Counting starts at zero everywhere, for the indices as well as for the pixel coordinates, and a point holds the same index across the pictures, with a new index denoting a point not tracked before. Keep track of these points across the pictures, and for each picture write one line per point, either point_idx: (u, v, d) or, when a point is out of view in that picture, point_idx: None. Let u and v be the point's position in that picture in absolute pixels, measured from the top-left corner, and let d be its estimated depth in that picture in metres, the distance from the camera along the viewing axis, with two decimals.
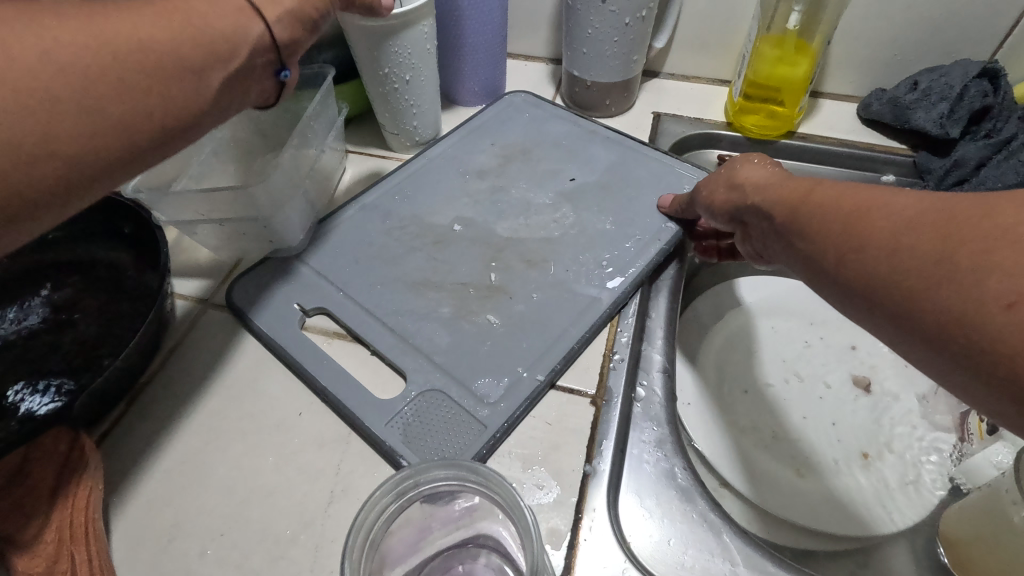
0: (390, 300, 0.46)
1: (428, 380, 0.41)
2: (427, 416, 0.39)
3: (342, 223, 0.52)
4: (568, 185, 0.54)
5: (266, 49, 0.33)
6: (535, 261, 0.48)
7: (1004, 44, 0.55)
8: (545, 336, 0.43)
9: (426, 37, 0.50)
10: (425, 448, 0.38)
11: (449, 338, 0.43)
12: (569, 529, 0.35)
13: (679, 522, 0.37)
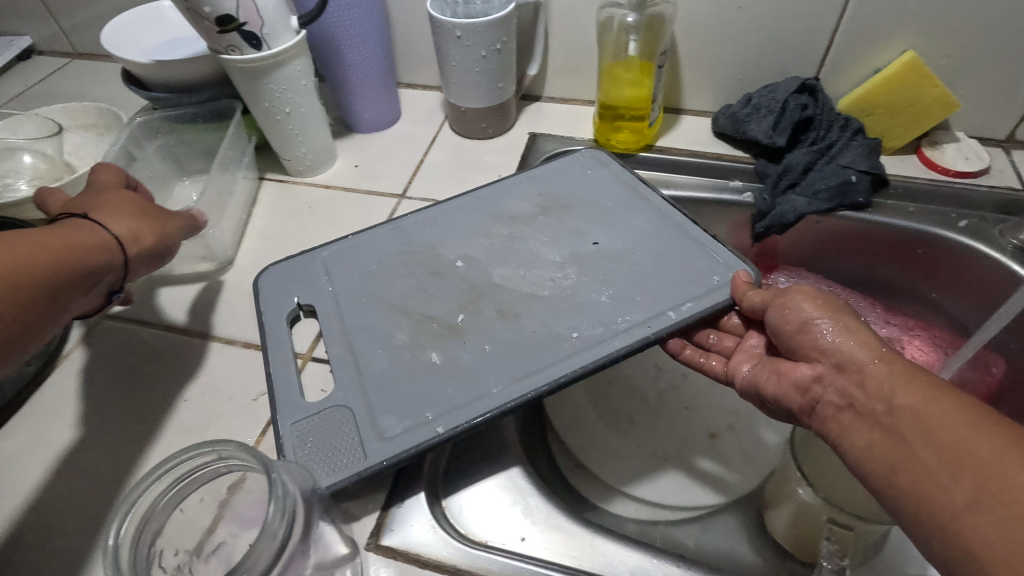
0: (366, 340, 0.46)
1: (346, 398, 0.42)
2: (324, 431, 0.40)
3: (352, 250, 0.53)
4: (583, 249, 0.52)
5: (114, 271, 0.38)
6: (507, 316, 0.46)
7: (824, 63, 0.62)
8: (470, 396, 0.41)
9: (301, 74, 0.57)
10: (311, 456, 0.39)
11: (391, 366, 0.44)
12: (387, 493, 0.40)
13: (491, 487, 0.42)
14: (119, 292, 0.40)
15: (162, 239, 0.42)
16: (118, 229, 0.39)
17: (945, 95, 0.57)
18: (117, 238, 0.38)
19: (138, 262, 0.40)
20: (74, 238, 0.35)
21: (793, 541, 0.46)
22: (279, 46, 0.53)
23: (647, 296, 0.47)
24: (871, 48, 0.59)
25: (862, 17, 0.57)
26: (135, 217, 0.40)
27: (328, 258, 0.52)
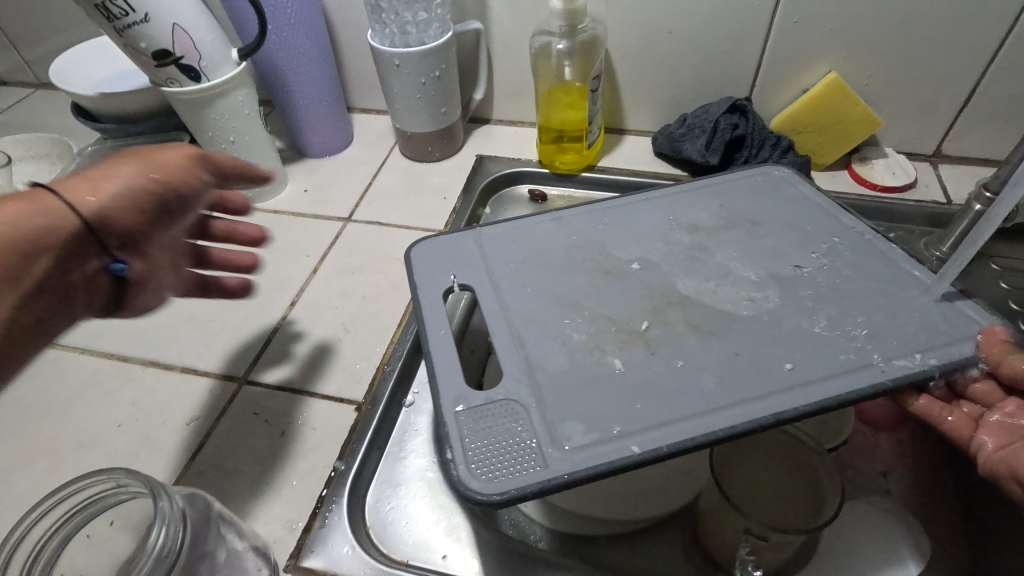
0: (539, 338, 0.41)
1: (516, 389, 0.37)
2: (497, 428, 0.36)
3: (511, 236, 0.49)
4: (823, 268, 0.44)
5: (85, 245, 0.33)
6: (702, 332, 0.40)
7: (756, 84, 0.64)
8: (699, 407, 0.35)
9: (244, 104, 0.58)
10: (480, 453, 0.34)
11: (567, 369, 0.39)
12: (307, 515, 0.40)
13: (413, 506, 0.43)
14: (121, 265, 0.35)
15: (156, 196, 0.35)
16: (83, 198, 0.32)
17: (866, 113, 0.60)
18: (71, 205, 0.32)
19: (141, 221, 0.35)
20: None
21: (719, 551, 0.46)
22: (219, 77, 0.55)
23: (889, 322, 0.40)
24: (797, 69, 0.61)
25: (785, 40, 0.59)
26: (129, 175, 0.34)
27: (488, 236, 0.50)
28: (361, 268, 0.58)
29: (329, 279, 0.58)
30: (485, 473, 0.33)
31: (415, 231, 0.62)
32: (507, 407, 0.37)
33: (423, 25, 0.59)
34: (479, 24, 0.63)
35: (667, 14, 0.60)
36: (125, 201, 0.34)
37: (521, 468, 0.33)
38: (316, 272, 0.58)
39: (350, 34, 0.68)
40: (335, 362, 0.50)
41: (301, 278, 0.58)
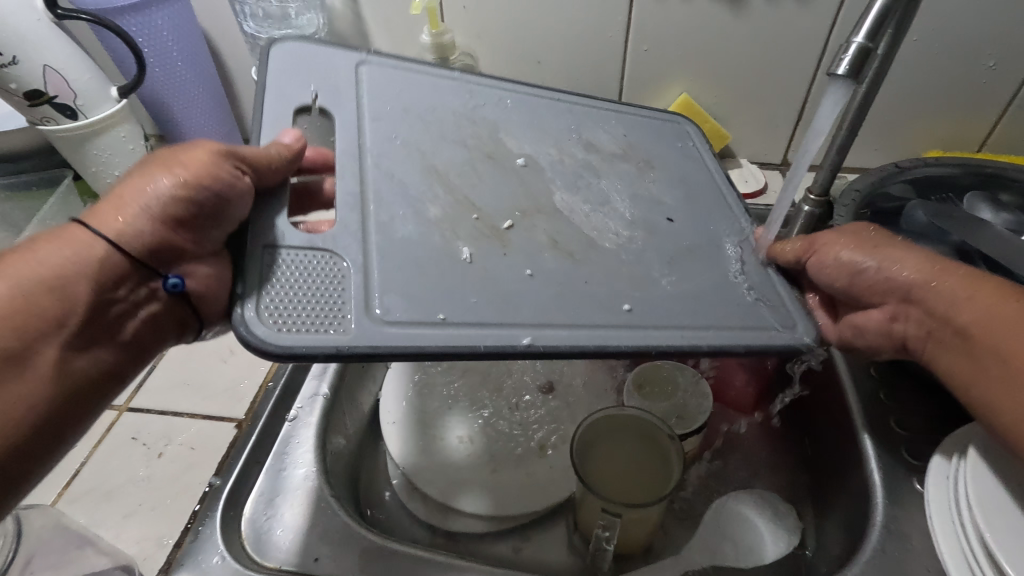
0: (389, 213, 0.39)
1: (345, 244, 0.36)
2: (309, 281, 0.34)
3: (391, 88, 0.47)
4: (692, 234, 0.45)
5: (131, 272, 0.35)
6: (559, 249, 0.41)
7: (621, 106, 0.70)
8: (543, 317, 0.36)
9: (127, 139, 0.60)
10: (279, 300, 0.32)
11: (414, 241, 0.38)
12: (180, 531, 0.43)
13: (289, 514, 0.45)
14: (174, 278, 0.35)
15: (190, 201, 0.35)
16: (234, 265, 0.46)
17: (715, 128, 0.67)
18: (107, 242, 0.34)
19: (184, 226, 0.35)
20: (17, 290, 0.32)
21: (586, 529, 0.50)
22: (99, 114, 0.56)
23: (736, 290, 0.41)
24: (654, 92, 0.68)
25: (641, 66, 0.66)
26: (157, 191, 0.34)
27: (375, 73, 0.47)
28: None
29: None
30: (287, 324, 0.31)
31: None
32: (328, 261, 0.35)
33: None
34: None
35: (534, 46, 0.65)
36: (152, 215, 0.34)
37: (322, 327, 0.32)
38: None
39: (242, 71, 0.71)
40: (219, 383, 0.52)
41: None
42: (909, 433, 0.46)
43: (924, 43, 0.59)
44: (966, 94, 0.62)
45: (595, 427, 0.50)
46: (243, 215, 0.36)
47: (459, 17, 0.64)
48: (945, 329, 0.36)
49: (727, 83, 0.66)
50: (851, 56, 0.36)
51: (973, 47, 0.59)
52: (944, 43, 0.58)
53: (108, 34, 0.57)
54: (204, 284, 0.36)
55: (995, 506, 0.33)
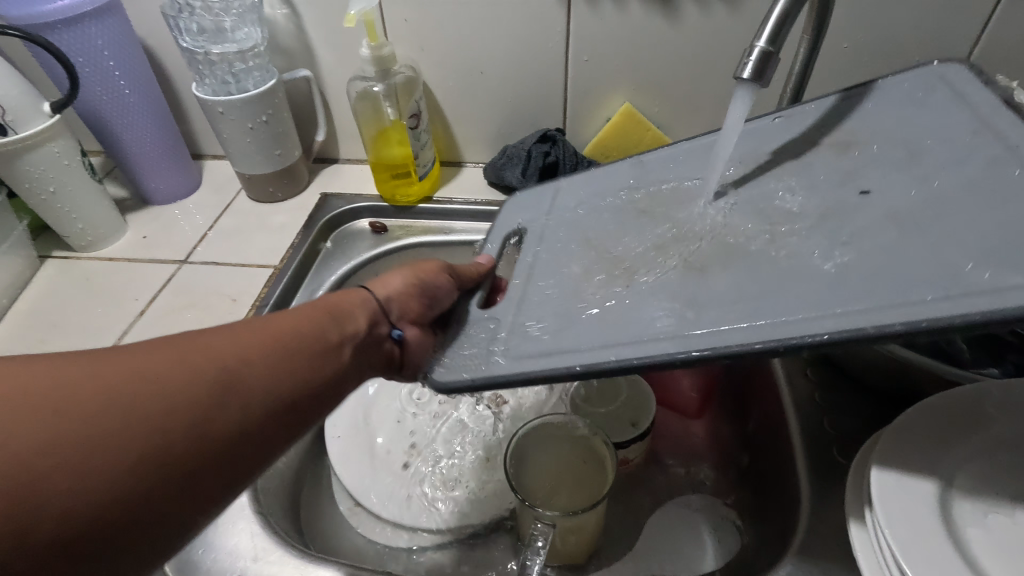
0: (546, 280, 0.42)
1: (500, 309, 0.41)
2: (474, 334, 0.41)
3: (581, 178, 0.50)
4: (902, 198, 0.33)
5: (381, 319, 0.41)
6: (691, 269, 0.35)
7: (566, 117, 0.70)
8: (649, 334, 0.32)
9: (62, 154, 0.59)
10: (449, 357, 0.40)
11: (557, 300, 0.40)
12: None
13: (211, 532, 0.44)
14: (398, 329, 0.41)
15: (413, 295, 0.42)
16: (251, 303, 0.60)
17: (658, 136, 0.68)
18: (372, 297, 0.41)
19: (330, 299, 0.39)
20: (303, 322, 0.35)
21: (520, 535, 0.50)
22: (29, 129, 0.56)
23: (956, 252, 0.28)
24: (596, 102, 0.68)
25: (582, 75, 0.66)
26: (399, 281, 0.43)
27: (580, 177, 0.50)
28: (191, 307, 0.60)
29: (155, 320, 0.58)
30: (455, 363, 0.39)
31: (252, 269, 0.64)
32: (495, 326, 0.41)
33: (242, 75, 0.63)
34: (307, 71, 0.67)
35: (477, 57, 0.66)
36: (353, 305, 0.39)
37: (467, 362, 0.38)
38: (144, 314, 0.59)
39: (186, 84, 0.70)
40: None
41: (125, 322, 0.58)
42: (839, 431, 0.47)
43: (854, 49, 0.60)
44: None
45: (538, 436, 0.49)
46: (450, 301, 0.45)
47: (401, 28, 0.64)
48: None
49: (668, 92, 0.67)
50: (755, 60, 0.36)
51: (899, 54, 0.60)
52: (872, 48, 0.60)
53: (40, 50, 0.56)
54: (416, 339, 0.42)
55: (917, 550, 0.30)
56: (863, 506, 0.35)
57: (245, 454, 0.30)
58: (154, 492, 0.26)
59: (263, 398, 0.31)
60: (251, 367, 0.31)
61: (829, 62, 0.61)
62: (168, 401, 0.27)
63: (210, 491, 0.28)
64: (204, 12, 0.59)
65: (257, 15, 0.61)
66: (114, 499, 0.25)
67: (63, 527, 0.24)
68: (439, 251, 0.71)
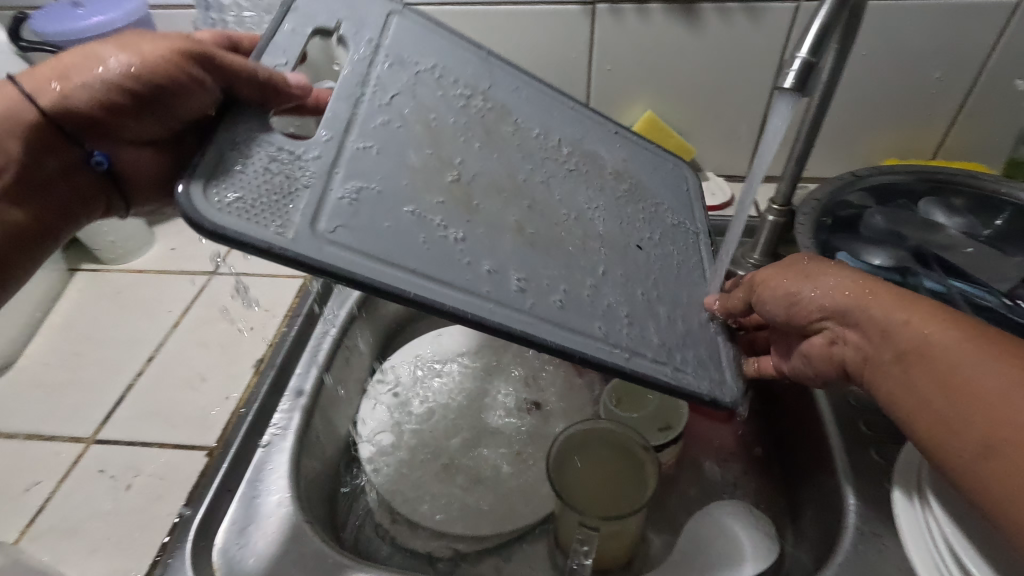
0: (368, 135, 0.37)
1: (324, 150, 0.35)
2: (257, 182, 0.32)
3: (433, 46, 0.46)
4: (639, 262, 0.44)
5: (63, 142, 0.40)
6: (523, 236, 0.39)
7: None
8: (588, 328, 0.36)
9: None
10: (240, 185, 0.31)
11: (387, 190, 0.35)
12: (150, 564, 0.42)
13: (262, 542, 0.44)
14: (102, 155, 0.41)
15: (131, 88, 0.38)
16: (50, 92, 0.38)
17: (681, 144, 0.69)
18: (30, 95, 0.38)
19: (124, 123, 0.40)
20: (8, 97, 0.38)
21: (564, 542, 0.50)
22: None
23: (681, 341, 0.40)
24: (618, 110, 0.69)
25: (605, 84, 0.67)
26: (110, 64, 0.37)
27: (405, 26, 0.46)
28: (223, 319, 0.60)
29: (189, 331, 0.59)
30: (216, 225, 0.28)
31: (281, 279, 0.65)
32: (281, 203, 0.31)
33: None
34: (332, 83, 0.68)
35: None
36: (88, 93, 0.38)
37: (262, 222, 0.30)
38: (178, 325, 0.59)
39: None
40: (189, 411, 0.51)
41: (160, 333, 0.59)
42: (876, 433, 0.48)
43: (873, 57, 0.61)
44: (918, 104, 0.64)
45: (577, 442, 0.50)
46: (196, 106, 0.39)
47: None
48: (882, 351, 0.34)
49: (689, 99, 0.68)
50: (796, 71, 0.38)
51: (917, 59, 0.61)
52: (892, 55, 0.61)
53: None
54: (95, 173, 0.42)
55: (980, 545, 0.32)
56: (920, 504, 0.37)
57: None
58: None
59: None
60: None
61: (849, 69, 0.63)
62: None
63: None
64: (236, 26, 0.60)
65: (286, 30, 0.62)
66: None
67: None
68: None
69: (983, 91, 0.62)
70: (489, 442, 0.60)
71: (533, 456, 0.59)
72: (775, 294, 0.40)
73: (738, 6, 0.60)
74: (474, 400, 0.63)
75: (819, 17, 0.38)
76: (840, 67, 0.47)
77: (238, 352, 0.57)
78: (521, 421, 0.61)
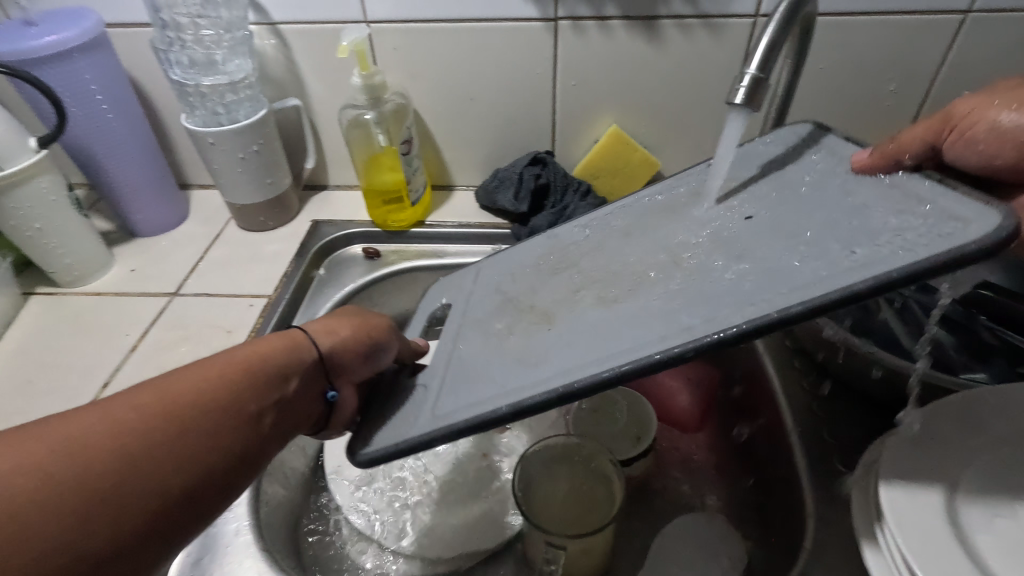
0: (467, 331, 0.43)
1: (426, 377, 0.41)
2: (396, 409, 0.40)
3: (498, 259, 0.50)
4: (785, 216, 0.35)
5: (311, 376, 0.39)
6: (608, 300, 0.37)
7: (555, 140, 0.72)
8: (722, 310, 0.30)
9: (49, 190, 0.58)
10: (381, 436, 0.38)
11: (467, 355, 0.40)
12: None
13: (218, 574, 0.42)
14: (332, 391, 0.40)
15: (350, 348, 0.41)
16: (311, 346, 0.39)
17: (646, 157, 0.70)
18: (312, 341, 0.40)
19: (353, 364, 0.42)
20: (221, 368, 0.33)
21: (532, 562, 0.49)
22: (14, 166, 0.55)
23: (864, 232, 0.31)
24: (584, 124, 0.70)
25: (570, 100, 0.68)
26: (331, 339, 0.40)
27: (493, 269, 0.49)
28: (183, 342, 0.59)
29: (148, 355, 0.57)
30: (394, 447, 0.35)
31: (245, 299, 0.63)
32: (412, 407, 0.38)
33: (232, 106, 0.62)
34: (297, 101, 0.68)
35: (466, 83, 0.67)
36: (349, 347, 0.41)
37: (409, 427, 0.36)
38: (136, 349, 0.58)
39: (173, 115, 0.70)
40: None
41: (118, 358, 0.57)
42: (840, 441, 0.48)
43: (830, 71, 0.63)
44: (874, 116, 0.66)
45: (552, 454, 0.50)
46: (383, 359, 0.44)
47: (390, 58, 0.65)
48: None
49: (653, 114, 0.69)
50: (746, 86, 0.38)
51: (872, 72, 0.63)
52: (847, 69, 0.63)
53: (26, 85, 0.55)
54: (344, 414, 0.41)
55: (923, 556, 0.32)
56: (874, 524, 0.35)
57: (136, 532, 0.27)
58: (98, 515, 0.26)
59: (194, 459, 0.29)
60: (175, 414, 0.30)
61: (807, 84, 0.64)
62: (83, 490, 0.25)
63: (149, 557, 0.27)
64: (195, 44, 0.60)
65: (247, 48, 0.62)
66: (74, 505, 0.25)
67: (83, 516, 0.25)
68: (434, 275, 0.71)
69: (936, 103, 0.64)
70: (458, 458, 0.59)
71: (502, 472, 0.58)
72: (991, 131, 0.36)
73: (697, 21, 0.61)
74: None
75: (767, 34, 0.39)
76: (792, 82, 0.48)
77: None
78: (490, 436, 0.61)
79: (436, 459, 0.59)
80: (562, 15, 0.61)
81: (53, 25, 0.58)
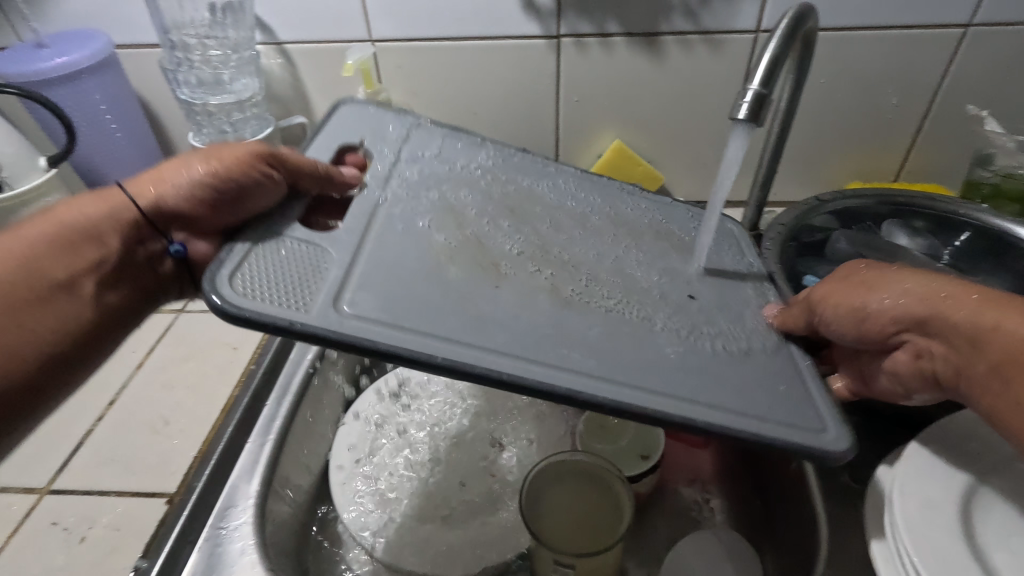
0: (394, 224, 0.39)
1: (337, 257, 0.35)
2: (281, 270, 0.33)
3: (462, 144, 0.49)
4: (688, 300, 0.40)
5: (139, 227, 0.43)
6: (557, 296, 0.37)
7: (559, 154, 0.72)
8: (571, 365, 0.32)
9: None
10: (258, 283, 0.32)
11: (424, 267, 0.36)
12: None
13: None
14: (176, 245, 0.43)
15: (214, 185, 0.40)
16: (147, 191, 0.42)
17: (649, 171, 0.70)
18: (151, 190, 0.42)
19: (198, 212, 0.42)
20: (21, 245, 0.37)
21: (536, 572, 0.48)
22: (24, 185, 0.55)
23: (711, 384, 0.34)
24: (588, 139, 0.70)
25: (573, 115, 0.68)
26: (190, 171, 0.41)
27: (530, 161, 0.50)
28: (188, 358, 0.59)
29: (153, 372, 0.57)
30: (289, 307, 0.31)
31: None
32: (309, 266, 0.34)
33: (240, 124, 0.64)
34: (302, 118, 0.68)
35: (469, 97, 0.67)
36: (187, 194, 0.41)
37: (281, 302, 0.31)
38: (142, 366, 0.58)
39: (180, 133, 0.71)
40: (148, 457, 0.49)
41: (123, 376, 0.57)
42: (851, 458, 0.48)
43: (831, 84, 0.63)
44: (876, 130, 0.66)
45: (564, 468, 0.49)
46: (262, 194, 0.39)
47: (395, 75, 0.66)
48: (973, 362, 0.32)
49: (656, 129, 0.69)
50: (750, 102, 0.38)
51: (874, 85, 0.63)
52: (848, 83, 0.63)
53: (36, 105, 0.56)
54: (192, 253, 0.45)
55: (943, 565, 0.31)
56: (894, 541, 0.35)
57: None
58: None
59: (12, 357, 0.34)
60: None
61: (808, 97, 0.64)
62: None
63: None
64: (202, 65, 0.63)
65: (254, 66, 0.63)
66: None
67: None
68: None
69: (938, 116, 0.64)
70: (464, 477, 0.59)
71: (508, 489, 0.58)
72: (841, 310, 0.37)
73: (699, 37, 0.61)
74: (448, 432, 0.62)
75: (770, 50, 0.39)
76: (795, 97, 0.49)
77: (203, 392, 0.55)
78: (495, 454, 0.60)
79: (441, 477, 0.59)
80: (565, 32, 0.62)
81: (63, 46, 0.58)
